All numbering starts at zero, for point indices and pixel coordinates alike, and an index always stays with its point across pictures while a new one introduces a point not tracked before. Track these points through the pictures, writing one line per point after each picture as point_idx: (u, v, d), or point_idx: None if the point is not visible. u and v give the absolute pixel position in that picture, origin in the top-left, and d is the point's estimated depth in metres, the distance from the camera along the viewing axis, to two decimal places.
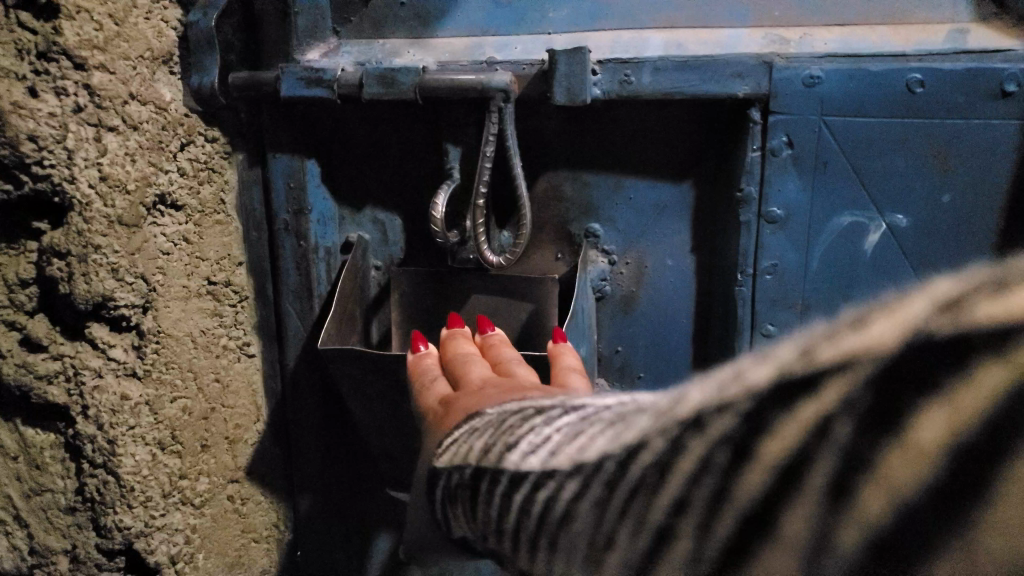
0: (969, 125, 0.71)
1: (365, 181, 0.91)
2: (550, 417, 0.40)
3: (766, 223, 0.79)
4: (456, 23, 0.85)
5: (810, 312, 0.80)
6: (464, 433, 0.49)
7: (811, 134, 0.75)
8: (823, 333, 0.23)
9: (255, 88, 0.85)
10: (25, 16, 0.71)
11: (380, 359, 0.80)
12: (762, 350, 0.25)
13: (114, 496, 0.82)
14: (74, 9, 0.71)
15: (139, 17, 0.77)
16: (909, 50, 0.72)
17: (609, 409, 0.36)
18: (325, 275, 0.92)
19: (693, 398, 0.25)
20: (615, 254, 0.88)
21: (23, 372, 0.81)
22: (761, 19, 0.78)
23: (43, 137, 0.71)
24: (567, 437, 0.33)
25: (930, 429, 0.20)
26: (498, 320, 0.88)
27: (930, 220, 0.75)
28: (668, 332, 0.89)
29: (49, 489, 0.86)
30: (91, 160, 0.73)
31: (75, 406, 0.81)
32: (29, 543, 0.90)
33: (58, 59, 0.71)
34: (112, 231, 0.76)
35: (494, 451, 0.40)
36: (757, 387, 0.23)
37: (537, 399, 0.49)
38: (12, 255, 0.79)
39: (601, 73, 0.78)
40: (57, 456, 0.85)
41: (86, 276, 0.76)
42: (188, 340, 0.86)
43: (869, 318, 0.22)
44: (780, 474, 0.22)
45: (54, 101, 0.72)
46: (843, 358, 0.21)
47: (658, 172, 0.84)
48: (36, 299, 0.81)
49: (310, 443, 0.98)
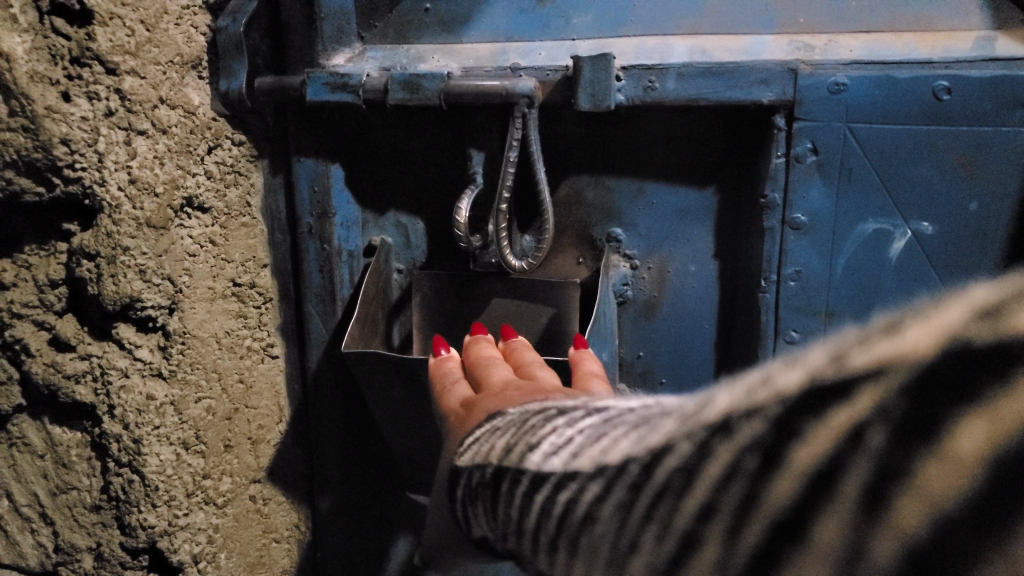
0: (997, 133, 0.71)
1: (388, 185, 0.92)
2: (573, 419, 0.41)
3: (790, 230, 0.79)
4: (481, 29, 0.85)
5: (834, 319, 0.80)
6: (486, 433, 0.49)
7: (836, 141, 0.75)
8: (854, 339, 0.23)
9: (280, 93, 0.85)
10: (60, 22, 0.72)
11: (402, 362, 0.81)
12: (793, 356, 0.25)
13: (139, 495, 0.83)
14: (107, 15, 0.72)
15: (170, 23, 0.79)
16: (936, 57, 0.72)
17: (633, 412, 0.36)
18: (348, 277, 0.93)
19: (721, 403, 0.25)
20: (637, 259, 0.88)
21: (52, 372, 0.82)
22: (787, 26, 0.78)
23: (75, 140, 0.72)
24: (590, 440, 0.35)
25: (969, 438, 0.19)
26: (519, 324, 0.88)
27: (957, 229, 0.74)
28: (689, 338, 0.89)
29: (75, 488, 0.88)
30: (121, 163, 0.75)
31: (101, 406, 0.82)
32: (54, 540, 0.91)
33: (91, 64, 0.72)
34: (140, 234, 0.77)
35: (517, 451, 0.41)
36: (788, 393, 0.23)
37: (561, 400, 0.50)
38: (42, 256, 0.81)
39: (625, 79, 0.78)
40: (83, 455, 0.86)
41: (115, 277, 0.77)
42: (213, 341, 0.87)
43: (904, 325, 0.22)
44: (811, 483, 0.22)
45: (86, 105, 0.73)
46: (876, 364, 0.21)
47: (680, 178, 0.84)
48: (65, 300, 0.82)
49: (332, 444, 0.98)
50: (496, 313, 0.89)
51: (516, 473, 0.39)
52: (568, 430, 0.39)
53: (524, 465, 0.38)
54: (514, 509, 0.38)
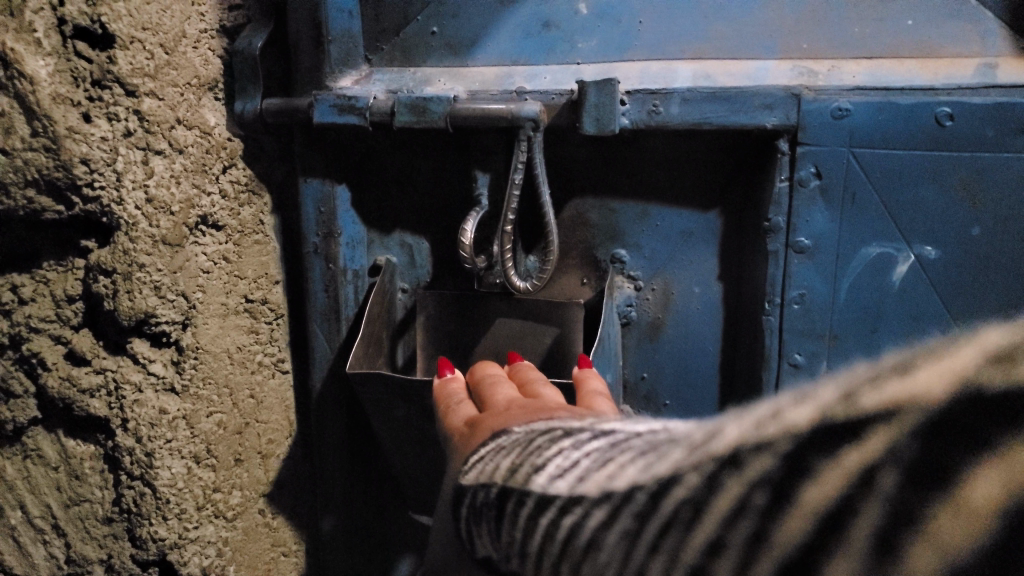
0: (1000, 159, 0.71)
1: (394, 206, 0.92)
2: (579, 441, 0.42)
3: (794, 253, 0.79)
4: (486, 53, 0.86)
5: (838, 343, 0.80)
6: (490, 452, 0.51)
7: (840, 165, 0.76)
8: (866, 377, 0.23)
9: (288, 115, 0.86)
10: (82, 46, 0.73)
11: (407, 382, 0.81)
12: (803, 392, 0.25)
13: (151, 508, 0.83)
14: (128, 39, 0.74)
15: (188, 47, 0.80)
16: (937, 84, 0.72)
17: (640, 438, 0.37)
18: (354, 297, 0.93)
19: (730, 434, 0.26)
20: (641, 280, 0.89)
21: (67, 386, 0.83)
22: (790, 51, 0.78)
23: (94, 160, 0.73)
24: (597, 465, 0.35)
25: (982, 486, 0.19)
26: (522, 345, 0.89)
27: (962, 254, 0.75)
28: (695, 359, 0.89)
29: (87, 500, 0.88)
30: (139, 183, 0.76)
31: (114, 419, 0.82)
32: (67, 552, 0.91)
33: (111, 87, 0.74)
34: (155, 250, 0.78)
35: (522, 472, 0.42)
36: (798, 428, 0.23)
37: (566, 421, 0.50)
38: (61, 272, 0.82)
39: (630, 103, 0.79)
40: (96, 468, 0.87)
41: (131, 293, 0.78)
42: (225, 357, 0.87)
43: (915, 366, 0.22)
44: (821, 525, 0.22)
45: (105, 125, 0.74)
46: (887, 405, 0.21)
47: (686, 202, 0.85)
48: (82, 314, 0.82)
49: (334, 462, 0.97)
50: (500, 334, 0.89)
51: (521, 495, 0.39)
52: (574, 453, 0.40)
53: (529, 487, 0.39)
54: (516, 531, 0.38)
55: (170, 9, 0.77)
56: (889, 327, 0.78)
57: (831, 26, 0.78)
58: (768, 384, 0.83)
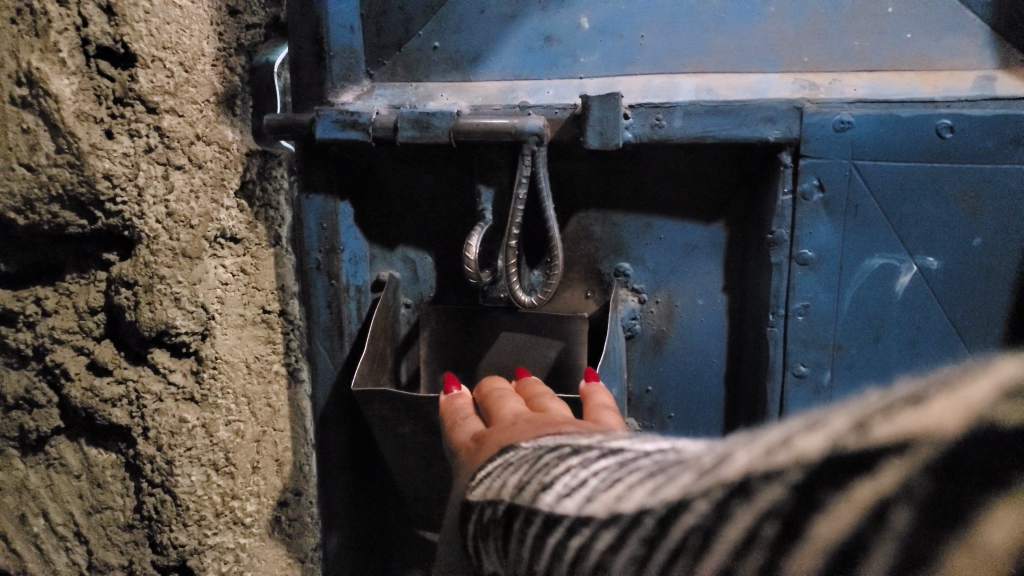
0: (999, 170, 0.72)
1: (397, 221, 0.92)
2: (586, 459, 0.43)
3: (798, 265, 0.79)
4: (489, 67, 0.86)
5: (842, 352, 0.80)
6: (498, 468, 0.50)
7: (843, 177, 0.76)
8: (878, 409, 0.28)
9: (290, 130, 0.86)
10: (105, 65, 0.75)
11: (414, 400, 0.81)
12: (816, 421, 0.30)
13: (171, 514, 0.85)
14: (149, 58, 0.76)
15: (207, 65, 0.82)
16: (937, 96, 0.73)
17: (648, 457, 0.39)
18: (357, 312, 0.92)
19: (740, 461, 0.31)
20: (645, 293, 0.89)
21: (90, 396, 0.84)
22: (791, 64, 0.79)
23: (116, 175, 0.76)
24: (603, 484, 0.39)
25: (1000, 529, 0.24)
26: (527, 360, 0.88)
27: (962, 264, 0.75)
28: (701, 371, 0.90)
29: (109, 507, 0.88)
30: (159, 197, 0.78)
31: (136, 427, 0.84)
32: (89, 558, 0.91)
33: (133, 104, 0.76)
34: (176, 262, 0.80)
35: (530, 490, 0.43)
36: (811, 459, 0.28)
37: (575, 436, 0.51)
38: (82, 285, 0.84)
39: (633, 118, 0.79)
40: (119, 475, 0.87)
41: (151, 305, 0.79)
42: (242, 366, 0.89)
43: (925, 399, 0.27)
44: (833, 554, 0.27)
45: (127, 142, 0.77)
46: (900, 436, 0.26)
47: (689, 215, 0.85)
48: (104, 326, 0.84)
49: (337, 480, 0.96)
50: (505, 348, 0.89)
51: (528, 514, 0.42)
52: (582, 471, 0.41)
53: (536, 505, 0.41)
54: (523, 548, 0.42)
55: (189, 28, 0.79)
56: (892, 336, 0.79)
57: (831, 40, 0.78)
58: (773, 396, 0.83)
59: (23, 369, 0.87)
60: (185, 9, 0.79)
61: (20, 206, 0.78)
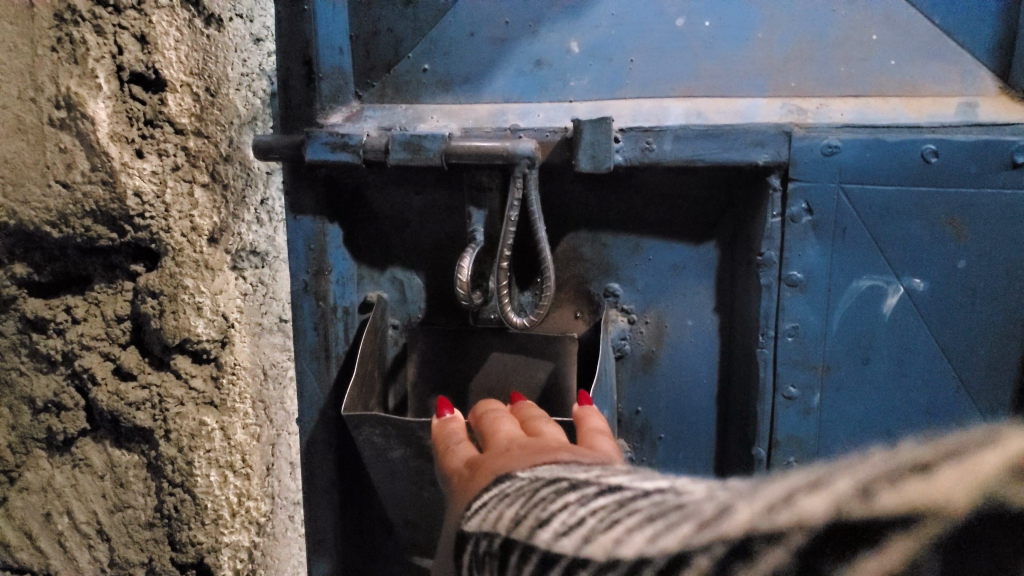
0: (981, 195, 0.74)
1: (387, 242, 0.91)
2: (584, 495, 0.47)
3: (787, 286, 0.80)
4: (479, 91, 0.86)
5: (832, 372, 0.81)
6: (494, 499, 0.54)
7: (831, 201, 0.77)
8: (881, 475, 0.29)
9: (277, 153, 0.85)
10: (137, 90, 0.74)
11: (404, 425, 0.79)
12: (816, 480, 0.31)
13: (191, 513, 0.81)
14: (178, 83, 0.74)
15: (232, 88, 0.80)
16: (922, 122, 0.75)
17: (646, 498, 0.42)
18: (343, 335, 0.91)
19: (741, 518, 0.31)
20: (634, 313, 0.89)
21: (116, 401, 0.80)
22: (778, 89, 0.80)
23: (145, 193, 0.74)
24: (601, 524, 0.42)
25: None
26: (517, 380, 0.89)
27: (949, 286, 0.77)
28: (691, 393, 0.90)
29: (131, 506, 0.83)
30: (184, 213, 0.76)
31: (158, 431, 0.80)
32: (111, 556, 0.86)
33: (163, 126, 0.75)
34: (199, 274, 0.77)
35: (527, 525, 0.47)
36: (816, 524, 0.29)
37: (572, 471, 0.54)
38: (110, 293, 0.80)
39: (623, 141, 0.80)
40: (142, 476, 0.83)
41: (176, 314, 0.77)
42: (259, 373, 0.85)
43: (929, 471, 0.28)
44: None
45: (155, 160, 0.75)
46: (907, 506, 0.28)
47: (678, 236, 0.86)
48: (130, 333, 0.81)
49: (325, 506, 0.95)
50: (492, 370, 0.89)
51: (526, 549, 0.46)
52: (579, 509, 0.45)
53: (534, 541, 0.45)
54: None
55: (215, 55, 0.77)
56: (880, 355, 0.80)
57: (817, 66, 0.79)
58: (763, 416, 0.84)
59: (51, 374, 0.82)
60: (213, 37, 0.76)
61: (55, 220, 0.75)
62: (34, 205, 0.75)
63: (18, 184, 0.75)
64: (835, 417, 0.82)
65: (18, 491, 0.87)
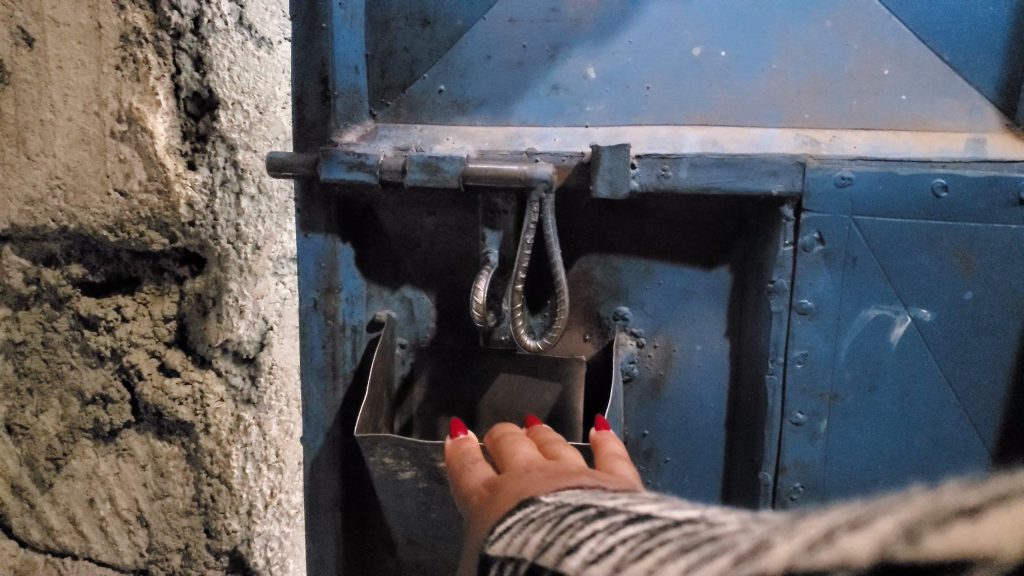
0: (989, 229, 0.75)
1: (398, 262, 0.91)
2: (612, 523, 0.48)
3: (797, 314, 0.81)
4: (495, 112, 0.87)
5: (839, 400, 0.82)
6: (518, 523, 0.55)
7: (843, 231, 0.79)
8: (929, 515, 0.28)
9: (290, 171, 0.84)
10: (192, 107, 0.80)
11: (417, 445, 0.78)
12: (858, 521, 0.30)
13: (226, 502, 0.85)
14: (231, 102, 0.80)
15: (278, 106, 0.85)
16: (933, 156, 0.77)
17: (678, 529, 0.43)
18: (351, 353, 0.91)
19: (781, 554, 0.31)
20: (643, 337, 0.90)
21: (160, 396, 0.83)
22: (793, 120, 0.82)
23: (196, 203, 0.79)
24: (631, 553, 0.43)
25: None
26: (523, 402, 0.89)
27: (956, 317, 0.78)
28: (698, 417, 0.90)
29: (169, 494, 0.86)
30: (231, 221, 0.81)
31: (198, 425, 0.84)
32: (150, 541, 0.88)
33: (215, 141, 0.80)
34: (243, 278, 0.82)
35: (554, 551, 0.48)
36: (857, 563, 0.28)
37: (600, 497, 0.55)
38: (158, 295, 0.84)
39: (640, 167, 0.80)
40: (182, 466, 0.85)
41: (220, 314, 0.82)
42: (295, 372, 0.92)
43: (982, 515, 0.27)
44: None
45: (205, 173, 0.80)
46: (955, 553, 0.27)
47: (690, 262, 0.87)
48: (174, 332, 0.84)
49: (328, 524, 0.94)
50: (499, 390, 0.89)
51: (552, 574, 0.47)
52: (608, 537, 0.46)
53: (561, 567, 0.46)
54: None
55: (265, 75, 0.83)
56: (887, 385, 0.81)
57: (830, 99, 0.81)
58: (771, 442, 0.84)
59: (100, 369, 0.85)
60: (263, 58, 0.83)
61: (111, 225, 0.80)
62: (94, 211, 0.80)
63: (78, 191, 0.80)
64: (842, 445, 0.83)
65: (63, 478, 0.89)
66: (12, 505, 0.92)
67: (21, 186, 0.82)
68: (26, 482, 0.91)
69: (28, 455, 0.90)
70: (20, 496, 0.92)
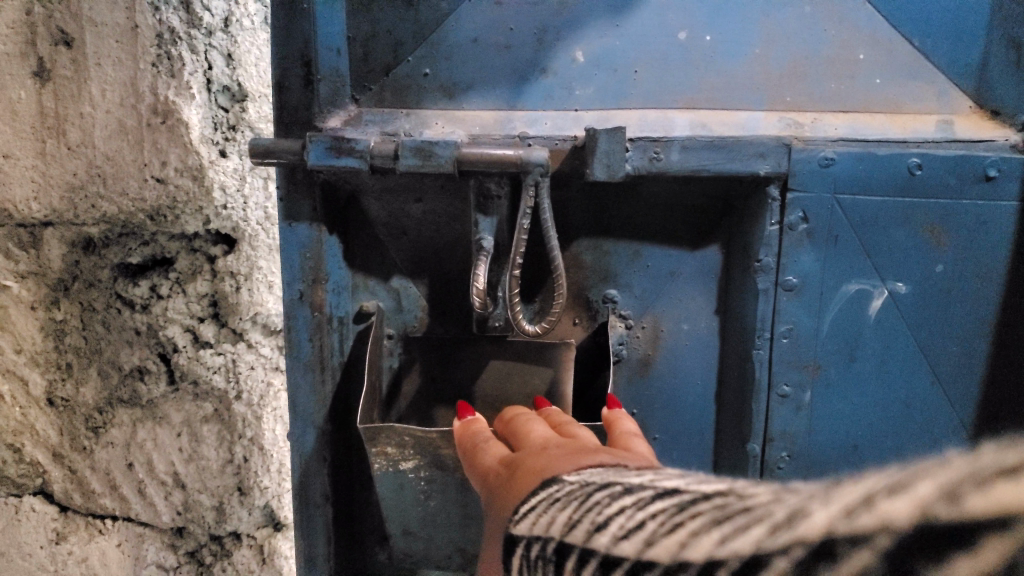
0: (958, 205, 0.80)
1: (383, 249, 0.89)
2: (640, 500, 0.48)
3: (784, 291, 0.84)
4: (483, 95, 0.86)
5: (822, 371, 0.85)
6: (543, 503, 0.54)
7: (825, 209, 0.81)
8: (972, 480, 0.31)
9: (274, 157, 0.81)
10: (224, 99, 0.92)
11: (424, 436, 0.77)
12: (898, 488, 0.33)
13: (257, 461, 1.00)
14: (258, 94, 0.94)
15: None
16: (908, 138, 0.82)
17: (710, 503, 0.44)
18: (339, 345, 0.89)
19: (820, 521, 0.34)
20: (632, 318, 0.91)
21: (197, 364, 0.98)
22: (775, 103, 0.84)
23: (228, 187, 0.93)
24: (663, 528, 0.43)
25: None
26: (513, 387, 0.90)
27: (928, 289, 0.82)
28: (685, 394, 0.93)
29: (204, 457, 1.00)
30: (259, 204, 0.95)
31: (231, 390, 0.98)
32: (185, 499, 1.02)
33: (244, 129, 0.93)
34: (269, 257, 0.96)
35: (582, 528, 0.47)
36: (901, 525, 0.31)
37: (627, 474, 0.55)
38: (190, 274, 0.96)
39: (633, 150, 0.81)
40: (213, 428, 0.99)
41: (251, 289, 0.96)
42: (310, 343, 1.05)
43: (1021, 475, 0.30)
44: None
45: (237, 160, 0.93)
46: (996, 509, 0.29)
47: (676, 242, 0.89)
48: (207, 308, 0.97)
49: (322, 521, 0.92)
50: (491, 376, 0.90)
51: (583, 552, 0.46)
52: (637, 512, 0.46)
53: (592, 545, 0.45)
54: None
55: None
56: (865, 355, 0.85)
57: (811, 82, 0.84)
58: (759, 413, 0.87)
59: (138, 344, 0.98)
60: None
61: (150, 212, 0.92)
62: (132, 197, 0.91)
63: (116, 178, 0.91)
64: (825, 414, 0.86)
65: (102, 445, 1.03)
66: (53, 472, 1.05)
67: (60, 175, 0.92)
68: (66, 450, 1.04)
69: (68, 425, 1.03)
70: (61, 462, 1.05)
